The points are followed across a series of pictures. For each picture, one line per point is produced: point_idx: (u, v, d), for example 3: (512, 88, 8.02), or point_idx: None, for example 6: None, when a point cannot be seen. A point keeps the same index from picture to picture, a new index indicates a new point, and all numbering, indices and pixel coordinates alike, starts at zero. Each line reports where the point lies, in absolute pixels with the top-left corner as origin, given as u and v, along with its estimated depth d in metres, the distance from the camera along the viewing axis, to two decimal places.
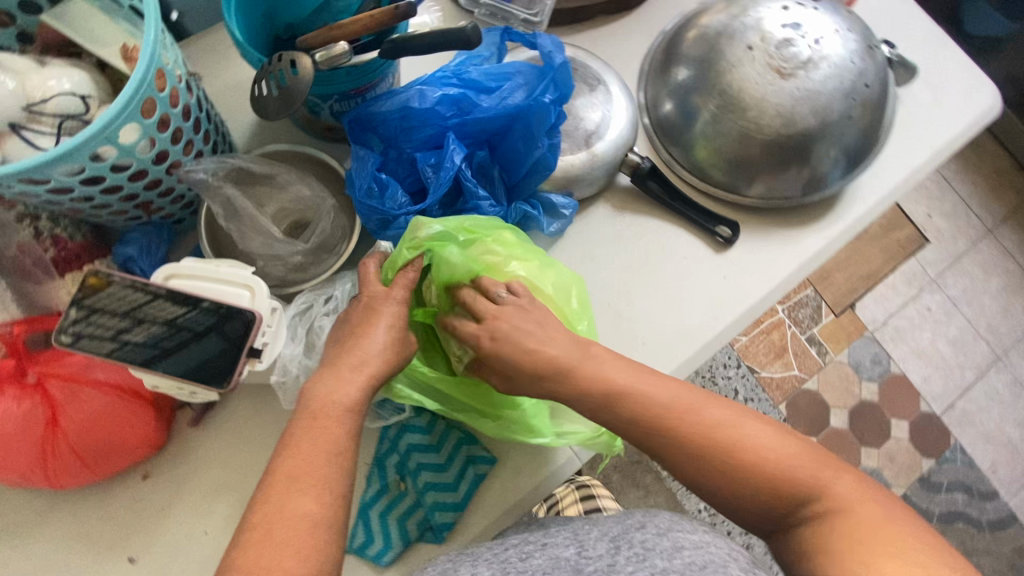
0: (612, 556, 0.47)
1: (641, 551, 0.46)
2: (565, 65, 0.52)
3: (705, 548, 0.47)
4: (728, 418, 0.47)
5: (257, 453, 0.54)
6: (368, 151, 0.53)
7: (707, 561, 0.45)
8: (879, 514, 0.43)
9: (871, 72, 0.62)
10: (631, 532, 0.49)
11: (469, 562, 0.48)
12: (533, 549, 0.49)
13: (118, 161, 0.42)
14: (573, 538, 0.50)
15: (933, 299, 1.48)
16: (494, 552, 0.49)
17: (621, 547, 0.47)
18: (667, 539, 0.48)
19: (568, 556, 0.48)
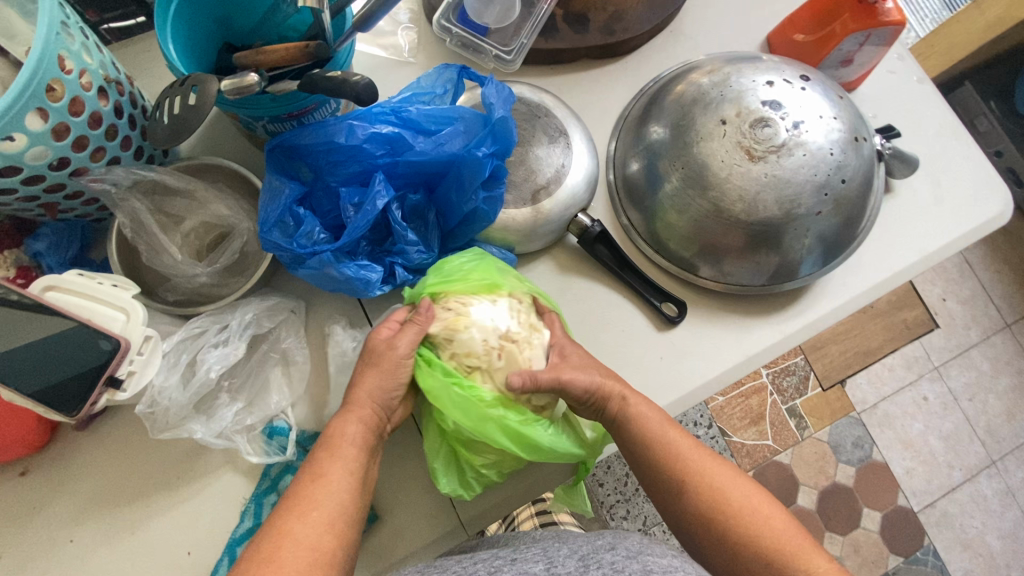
0: (580, 573, 0.45)
1: (608, 570, 0.45)
2: (506, 119, 0.50)
3: (672, 572, 0.45)
4: (720, 471, 0.50)
5: (136, 467, 0.53)
6: (285, 181, 0.50)
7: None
8: None
9: (851, 166, 0.57)
10: (600, 552, 0.48)
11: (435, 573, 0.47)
12: (501, 562, 0.49)
13: (6, 166, 0.41)
14: (544, 554, 0.49)
15: (931, 388, 1.40)
16: (463, 565, 0.49)
17: (590, 566, 0.46)
18: (638, 560, 0.46)
19: (536, 570, 0.46)
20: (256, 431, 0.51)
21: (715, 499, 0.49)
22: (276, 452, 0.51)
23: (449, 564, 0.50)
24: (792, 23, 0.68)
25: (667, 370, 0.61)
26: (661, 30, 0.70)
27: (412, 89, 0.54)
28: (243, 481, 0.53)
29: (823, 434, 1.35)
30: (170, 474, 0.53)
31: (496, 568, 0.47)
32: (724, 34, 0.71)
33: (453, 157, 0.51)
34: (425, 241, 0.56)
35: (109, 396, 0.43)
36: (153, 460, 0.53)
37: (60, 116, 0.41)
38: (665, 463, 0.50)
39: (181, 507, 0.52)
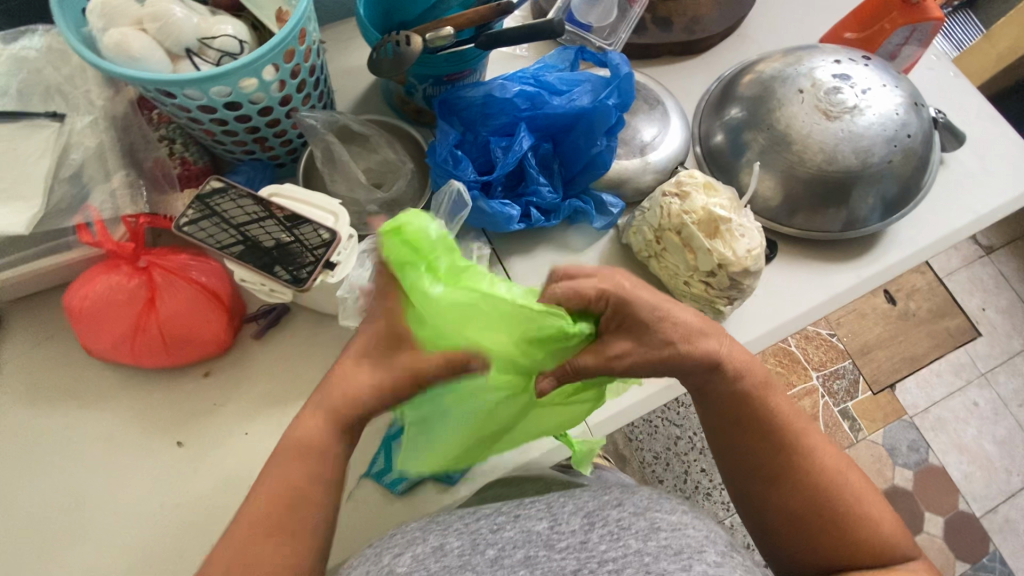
0: (584, 533, 0.48)
1: (614, 530, 0.48)
2: (629, 75, 0.60)
3: (681, 530, 0.49)
4: (839, 467, 0.53)
5: (304, 370, 0.60)
6: (450, 128, 0.61)
7: (682, 547, 0.47)
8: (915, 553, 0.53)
9: (914, 125, 0.67)
10: (607, 509, 0.50)
11: (435, 533, 0.49)
12: (504, 520, 0.50)
13: (254, 95, 0.52)
14: (547, 511, 0.51)
15: (981, 394, 1.42)
16: (465, 521, 0.50)
17: (595, 523, 0.49)
18: (645, 518, 0.49)
19: (539, 530, 0.49)
20: None
21: (819, 472, 0.52)
22: None
23: (449, 519, 0.51)
24: (842, 24, 0.81)
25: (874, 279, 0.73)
26: (732, 33, 0.83)
27: (541, 62, 0.66)
28: None
29: (877, 437, 1.37)
30: (331, 379, 0.60)
31: (498, 527, 0.50)
32: (784, 37, 0.84)
33: (582, 110, 0.62)
34: (551, 185, 0.65)
35: (323, 277, 0.51)
36: (317, 367, 0.60)
37: (299, 58, 0.53)
38: (789, 455, 0.52)
39: None
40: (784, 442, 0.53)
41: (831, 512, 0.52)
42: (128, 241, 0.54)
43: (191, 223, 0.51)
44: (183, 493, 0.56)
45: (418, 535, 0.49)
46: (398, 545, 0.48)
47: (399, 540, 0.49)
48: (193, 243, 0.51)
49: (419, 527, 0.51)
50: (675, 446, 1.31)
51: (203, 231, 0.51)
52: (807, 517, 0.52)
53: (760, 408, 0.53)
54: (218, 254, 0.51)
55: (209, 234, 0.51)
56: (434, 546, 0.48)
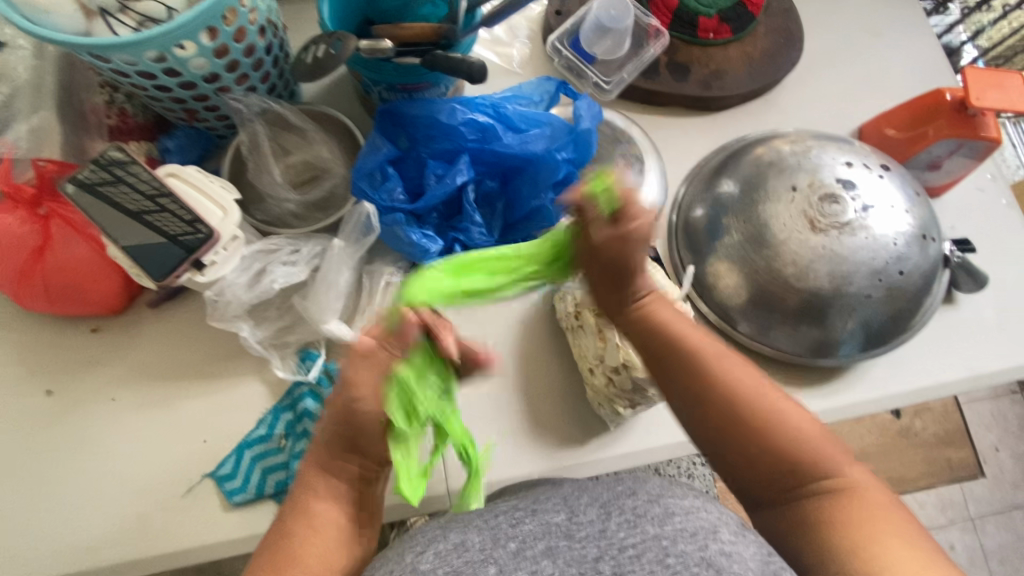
0: (603, 522, 0.43)
1: (631, 517, 0.43)
2: (590, 132, 0.56)
3: (695, 514, 0.44)
4: (752, 382, 0.44)
5: (188, 351, 0.59)
6: (384, 142, 0.56)
7: (697, 527, 0.42)
8: (897, 508, 0.40)
9: (911, 261, 0.57)
10: (622, 499, 0.45)
11: (456, 530, 0.44)
12: (522, 514, 0.45)
13: (172, 68, 0.49)
14: (564, 504, 0.46)
15: (962, 539, 1.29)
16: (484, 519, 0.45)
17: (612, 513, 0.44)
18: (659, 504, 0.44)
19: (559, 521, 0.44)
20: (291, 350, 0.57)
21: (741, 403, 0.43)
22: (305, 372, 0.57)
23: (472, 517, 0.46)
24: (887, 117, 0.70)
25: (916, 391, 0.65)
26: (757, 98, 0.74)
27: (511, 91, 0.60)
28: (268, 392, 0.58)
29: None
30: (210, 367, 0.59)
31: (518, 518, 0.44)
32: (816, 116, 0.74)
33: (534, 155, 0.57)
34: (488, 226, 0.60)
35: (190, 275, 0.49)
36: (201, 350, 0.59)
37: (225, 38, 0.49)
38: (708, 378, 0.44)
39: (208, 399, 0.58)
40: (698, 346, 0.45)
41: (764, 435, 0.42)
42: (32, 185, 0.53)
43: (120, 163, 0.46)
44: (38, 440, 0.56)
45: (439, 534, 0.44)
46: (421, 543, 0.43)
47: (419, 539, 0.44)
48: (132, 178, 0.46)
49: (438, 524, 0.46)
50: None
51: (121, 191, 0.46)
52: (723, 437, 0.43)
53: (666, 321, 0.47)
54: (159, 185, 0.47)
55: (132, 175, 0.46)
56: (455, 542, 0.43)
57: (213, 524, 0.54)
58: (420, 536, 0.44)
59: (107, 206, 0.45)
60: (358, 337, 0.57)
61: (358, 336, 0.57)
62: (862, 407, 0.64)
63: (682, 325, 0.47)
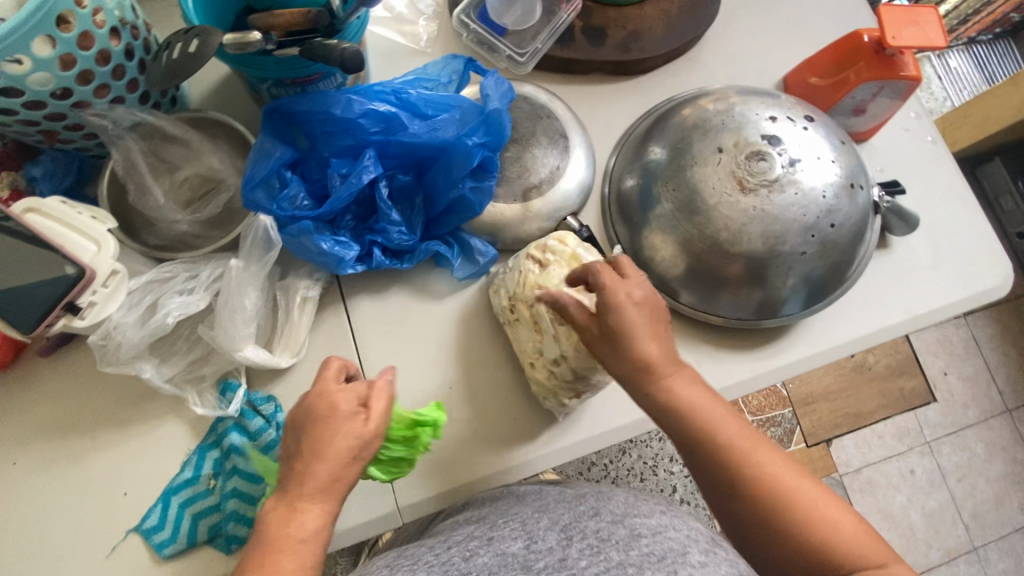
0: (564, 549, 0.43)
1: (594, 542, 0.43)
2: (500, 113, 0.52)
3: (662, 534, 0.45)
4: (765, 453, 0.42)
5: (93, 399, 0.53)
6: (277, 145, 0.51)
7: (664, 551, 0.43)
8: None
9: (841, 212, 0.56)
10: (584, 520, 0.46)
11: (404, 568, 0.42)
12: (477, 544, 0.44)
13: (8, 87, 0.42)
14: (522, 529, 0.45)
15: (920, 463, 1.36)
16: (435, 552, 0.44)
17: (574, 537, 0.44)
18: (623, 526, 0.45)
19: (515, 551, 0.43)
20: (209, 383, 0.53)
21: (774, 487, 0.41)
22: (226, 405, 0.52)
23: (420, 551, 0.45)
24: (810, 65, 0.68)
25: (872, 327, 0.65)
26: (679, 56, 0.71)
27: (414, 75, 0.56)
28: (190, 432, 0.54)
29: None
30: (121, 413, 0.53)
31: (472, 551, 0.43)
32: (741, 70, 0.72)
33: (446, 143, 0.53)
34: (407, 223, 0.56)
35: (66, 321, 0.44)
36: (108, 396, 0.54)
37: (67, 46, 0.43)
38: (739, 458, 0.42)
39: (123, 449, 0.53)
40: (714, 447, 0.42)
41: (779, 522, 0.40)
42: None
43: None
44: None
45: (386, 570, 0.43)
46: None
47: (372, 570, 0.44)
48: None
49: (385, 563, 0.44)
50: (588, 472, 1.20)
51: None
52: (760, 521, 0.41)
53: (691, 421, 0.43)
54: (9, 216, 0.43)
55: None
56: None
57: None
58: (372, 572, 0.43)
59: None
60: (280, 360, 0.53)
61: (279, 360, 0.53)
62: (811, 360, 0.64)
63: (713, 413, 0.43)
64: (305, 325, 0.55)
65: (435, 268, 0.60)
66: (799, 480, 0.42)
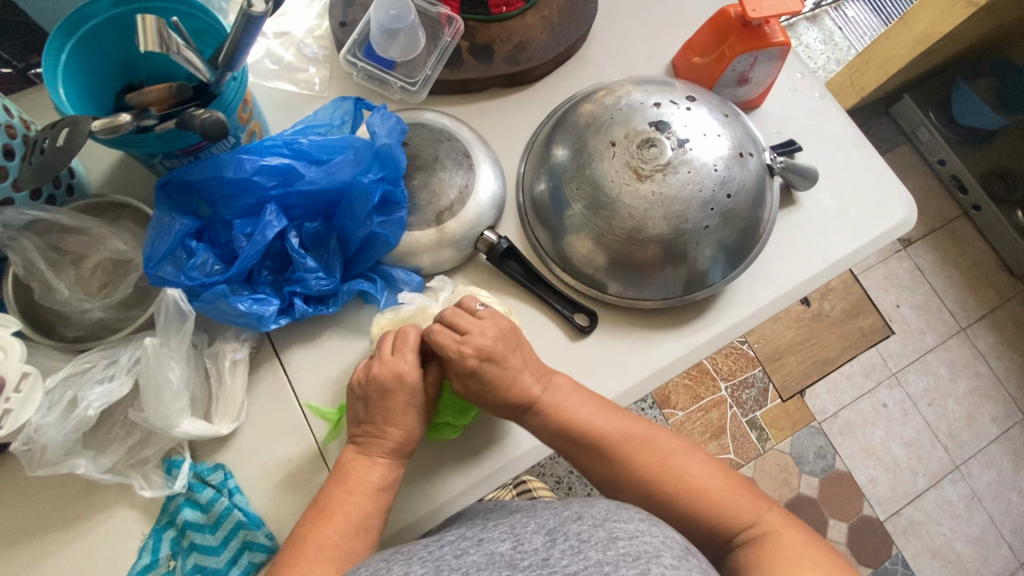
0: (547, 550, 0.42)
1: (575, 543, 0.42)
2: (391, 146, 0.53)
3: (640, 538, 0.42)
4: (658, 441, 0.53)
5: (36, 503, 0.53)
6: (175, 217, 0.51)
7: (641, 552, 0.41)
8: (797, 532, 0.49)
9: (736, 182, 0.59)
10: (568, 523, 0.44)
11: (400, 562, 0.42)
12: (467, 545, 0.44)
13: None
14: (510, 533, 0.45)
15: (891, 395, 1.41)
16: (431, 550, 0.44)
17: (557, 539, 0.42)
18: (603, 528, 0.43)
19: (503, 550, 0.43)
20: (152, 464, 0.52)
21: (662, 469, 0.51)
22: (172, 484, 0.52)
23: (416, 548, 0.44)
24: (691, 47, 0.71)
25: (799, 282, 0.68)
26: (569, 58, 0.74)
27: (304, 123, 0.57)
28: (142, 516, 0.53)
29: (784, 446, 1.35)
30: (69, 511, 0.53)
31: (463, 551, 0.43)
32: (630, 61, 0.75)
33: (345, 184, 0.54)
34: (325, 267, 0.57)
35: None
36: (53, 497, 0.53)
37: None
38: (630, 451, 0.52)
39: (77, 546, 0.52)
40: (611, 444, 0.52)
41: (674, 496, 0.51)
42: None
43: None
44: None
45: (383, 565, 0.42)
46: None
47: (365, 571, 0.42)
48: None
49: (383, 557, 0.44)
50: (578, 468, 1.20)
51: None
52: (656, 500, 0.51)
53: (588, 429, 0.53)
54: None
55: None
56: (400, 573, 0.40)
57: None
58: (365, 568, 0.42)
59: None
60: (220, 428, 0.53)
61: (219, 428, 0.53)
62: (743, 323, 0.67)
63: (601, 420, 0.53)
64: (240, 388, 0.55)
65: (364, 306, 0.60)
66: (681, 457, 0.52)
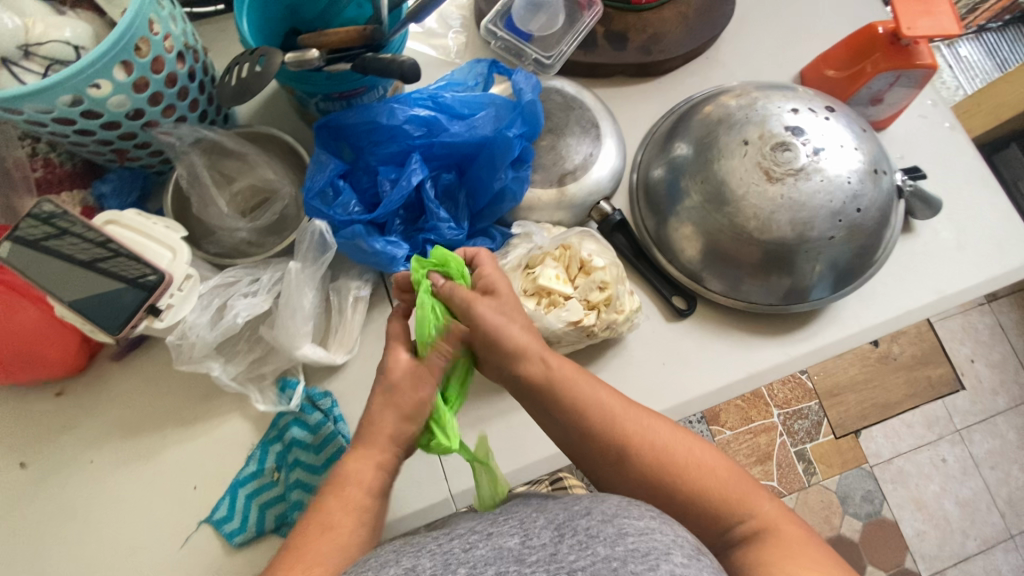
0: (555, 544, 0.39)
1: (583, 538, 0.39)
2: (534, 103, 0.55)
3: (651, 533, 0.39)
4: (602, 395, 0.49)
5: (159, 398, 0.57)
6: (330, 157, 0.54)
7: (650, 548, 0.37)
8: (798, 533, 0.45)
9: (867, 198, 0.59)
10: (575, 519, 0.41)
11: (409, 554, 0.39)
12: (477, 538, 0.41)
13: (90, 109, 0.46)
14: (519, 526, 0.42)
15: (951, 451, 1.35)
16: (439, 542, 0.41)
17: (565, 534, 0.39)
18: (612, 524, 0.39)
19: (511, 545, 0.40)
20: (270, 381, 0.56)
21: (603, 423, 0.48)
22: (284, 403, 0.55)
23: (427, 539, 0.42)
24: (826, 59, 0.70)
25: (903, 312, 0.66)
26: (697, 56, 0.74)
27: (445, 79, 0.59)
28: (253, 427, 0.57)
29: (831, 483, 1.31)
30: (188, 412, 0.57)
31: (471, 544, 0.40)
32: (758, 66, 0.74)
33: (485, 139, 0.57)
34: (454, 218, 0.59)
35: (148, 322, 0.47)
36: (175, 395, 0.57)
37: (142, 71, 0.47)
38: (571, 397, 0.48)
39: (191, 444, 0.56)
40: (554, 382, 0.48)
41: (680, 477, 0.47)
42: None
43: (55, 215, 0.46)
44: (17, 517, 0.54)
45: (392, 556, 0.39)
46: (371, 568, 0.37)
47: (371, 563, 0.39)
48: (73, 228, 0.46)
49: (394, 547, 0.41)
50: None
51: (68, 242, 0.46)
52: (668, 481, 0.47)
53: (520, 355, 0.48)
54: (90, 228, 0.46)
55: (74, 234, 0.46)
56: (406, 567, 0.38)
57: (216, 565, 0.53)
58: (371, 559, 0.39)
59: (47, 246, 0.45)
60: (335, 357, 0.56)
61: (334, 356, 0.56)
62: (842, 343, 0.66)
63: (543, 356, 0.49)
64: (357, 323, 0.58)
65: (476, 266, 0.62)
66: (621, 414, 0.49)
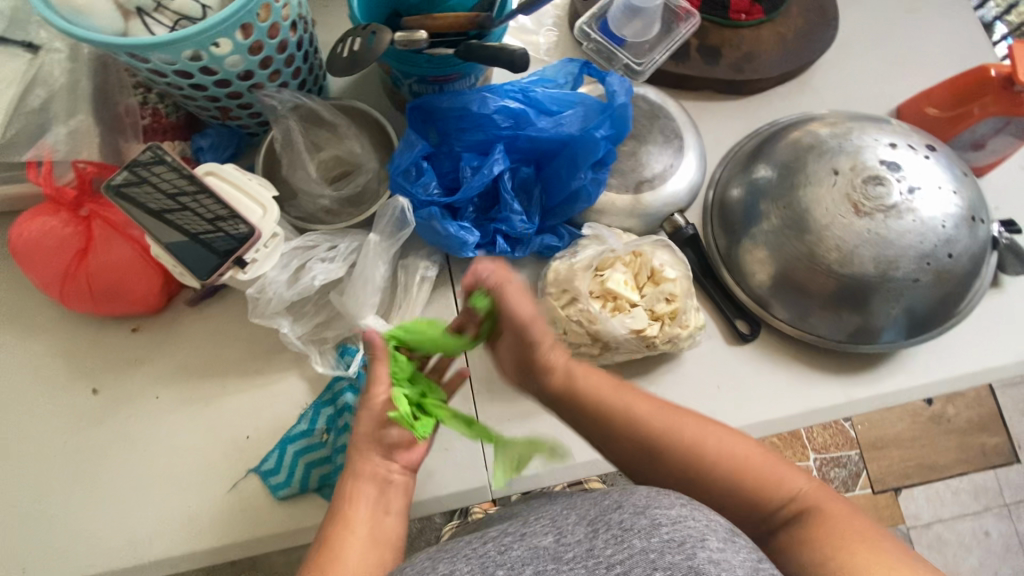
0: (590, 541, 0.38)
1: (618, 532, 0.38)
2: (625, 106, 0.55)
3: (683, 519, 0.38)
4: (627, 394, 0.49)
5: (225, 346, 0.60)
6: (418, 138, 0.55)
7: (685, 536, 0.37)
8: (846, 508, 0.43)
9: (960, 244, 0.56)
10: (606, 511, 0.40)
11: (444, 561, 0.40)
12: (511, 538, 0.41)
13: (208, 66, 0.49)
14: (552, 523, 0.41)
15: (996, 525, 1.27)
16: (473, 547, 0.41)
17: (599, 528, 0.39)
18: (646, 515, 0.38)
19: (547, 544, 0.39)
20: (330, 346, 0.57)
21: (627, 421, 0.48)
22: (342, 368, 0.56)
23: (460, 544, 0.42)
24: (928, 96, 0.68)
25: (981, 369, 0.63)
26: (790, 79, 0.72)
27: (537, 74, 0.60)
28: (308, 388, 0.58)
29: None
30: (249, 363, 0.59)
31: (505, 547, 0.40)
32: (852, 97, 0.72)
33: (570, 137, 0.57)
34: (527, 212, 0.60)
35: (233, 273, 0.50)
36: (240, 346, 0.60)
37: (260, 35, 0.49)
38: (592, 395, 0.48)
39: (249, 395, 0.58)
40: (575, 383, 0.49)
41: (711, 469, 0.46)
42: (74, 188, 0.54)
43: (151, 163, 0.47)
44: (83, 439, 0.57)
45: (428, 565, 0.40)
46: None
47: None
48: (165, 180, 0.47)
49: (428, 554, 0.41)
50: None
51: (148, 192, 0.47)
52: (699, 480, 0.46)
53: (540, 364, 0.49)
54: (188, 179, 0.48)
55: (167, 185, 0.48)
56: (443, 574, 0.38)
57: (258, 515, 0.55)
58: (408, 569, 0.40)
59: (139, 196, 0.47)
60: None
61: None
62: (911, 391, 0.63)
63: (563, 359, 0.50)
64: (420, 302, 0.59)
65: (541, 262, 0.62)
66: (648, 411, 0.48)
